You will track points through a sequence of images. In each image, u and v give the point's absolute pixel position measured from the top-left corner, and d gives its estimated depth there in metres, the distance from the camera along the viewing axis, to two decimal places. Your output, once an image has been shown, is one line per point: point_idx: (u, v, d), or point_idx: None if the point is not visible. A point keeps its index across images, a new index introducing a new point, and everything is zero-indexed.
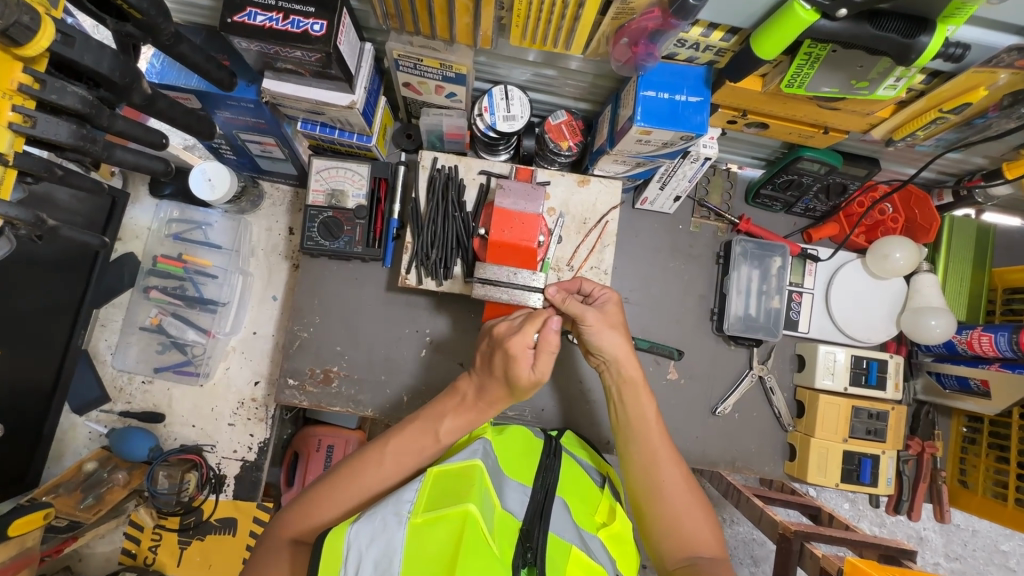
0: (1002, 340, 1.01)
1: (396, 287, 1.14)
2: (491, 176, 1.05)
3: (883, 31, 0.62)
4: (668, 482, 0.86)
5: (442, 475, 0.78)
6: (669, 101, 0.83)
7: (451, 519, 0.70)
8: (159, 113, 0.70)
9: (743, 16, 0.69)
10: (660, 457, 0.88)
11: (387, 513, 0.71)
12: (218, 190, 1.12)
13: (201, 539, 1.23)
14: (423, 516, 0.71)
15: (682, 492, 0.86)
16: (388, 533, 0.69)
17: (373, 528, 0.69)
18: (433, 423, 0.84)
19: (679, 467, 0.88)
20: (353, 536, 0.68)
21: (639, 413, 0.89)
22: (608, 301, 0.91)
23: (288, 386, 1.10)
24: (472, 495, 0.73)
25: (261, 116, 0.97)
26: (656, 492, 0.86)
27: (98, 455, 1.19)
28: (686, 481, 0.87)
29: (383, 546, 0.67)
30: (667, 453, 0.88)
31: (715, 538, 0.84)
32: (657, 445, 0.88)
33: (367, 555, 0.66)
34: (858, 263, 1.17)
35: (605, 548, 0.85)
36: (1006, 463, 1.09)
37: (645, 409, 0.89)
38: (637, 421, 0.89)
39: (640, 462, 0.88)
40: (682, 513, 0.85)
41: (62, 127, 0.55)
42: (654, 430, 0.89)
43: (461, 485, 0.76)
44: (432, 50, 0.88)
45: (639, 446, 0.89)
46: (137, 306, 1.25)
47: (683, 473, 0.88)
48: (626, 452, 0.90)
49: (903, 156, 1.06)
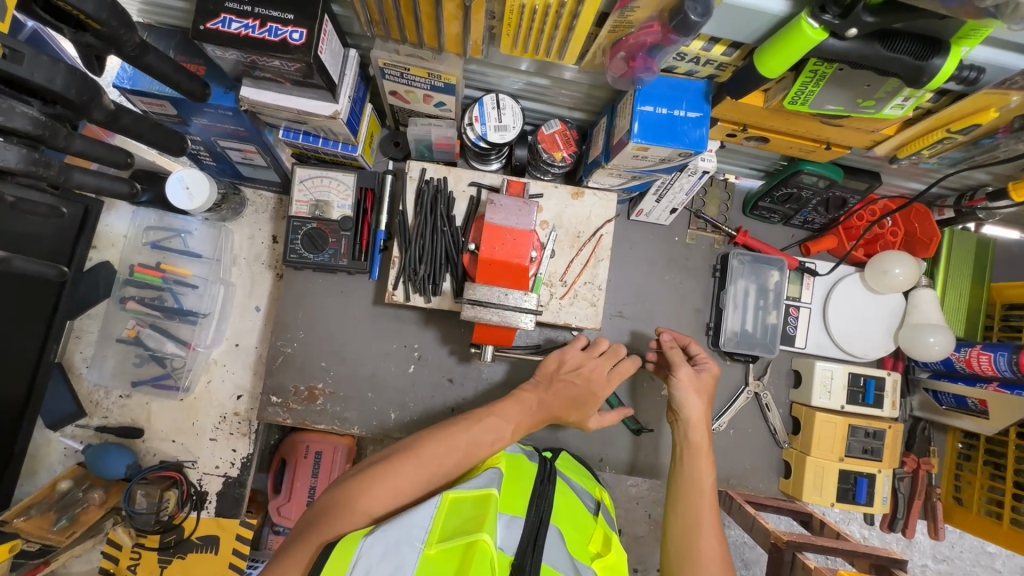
0: (1001, 359, 0.99)
1: (383, 301, 1.10)
2: (481, 188, 1.01)
3: (894, 52, 0.59)
4: (704, 551, 0.81)
5: (458, 502, 0.75)
6: (667, 115, 0.79)
7: (465, 549, 0.67)
8: (125, 128, 0.66)
9: (748, 32, 0.66)
10: (705, 528, 0.83)
11: (402, 535, 0.68)
12: (196, 199, 1.07)
13: (182, 557, 1.19)
14: (436, 547, 0.68)
15: (712, 568, 0.79)
16: (399, 555, 0.66)
17: (386, 545, 0.66)
18: (500, 425, 0.90)
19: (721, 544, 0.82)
20: (365, 548, 0.66)
21: (696, 473, 0.88)
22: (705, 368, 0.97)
23: (271, 404, 1.07)
24: (486, 525, 0.70)
25: (240, 124, 0.92)
26: (689, 560, 0.81)
27: (73, 473, 1.15)
28: (724, 554, 0.81)
29: (395, 565, 0.65)
30: (710, 522, 0.84)
31: None
32: (705, 514, 0.85)
33: (377, 571, 0.64)
34: (855, 278, 1.15)
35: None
36: (1001, 481, 1.08)
37: (702, 471, 0.89)
38: (689, 485, 0.88)
39: (679, 526, 0.84)
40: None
41: (10, 151, 0.50)
42: (708, 493, 0.87)
43: (475, 514, 0.73)
44: (419, 59, 0.84)
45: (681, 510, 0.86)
46: (113, 318, 1.20)
47: (723, 545, 0.82)
48: (671, 512, 0.87)
49: (906, 171, 1.03)
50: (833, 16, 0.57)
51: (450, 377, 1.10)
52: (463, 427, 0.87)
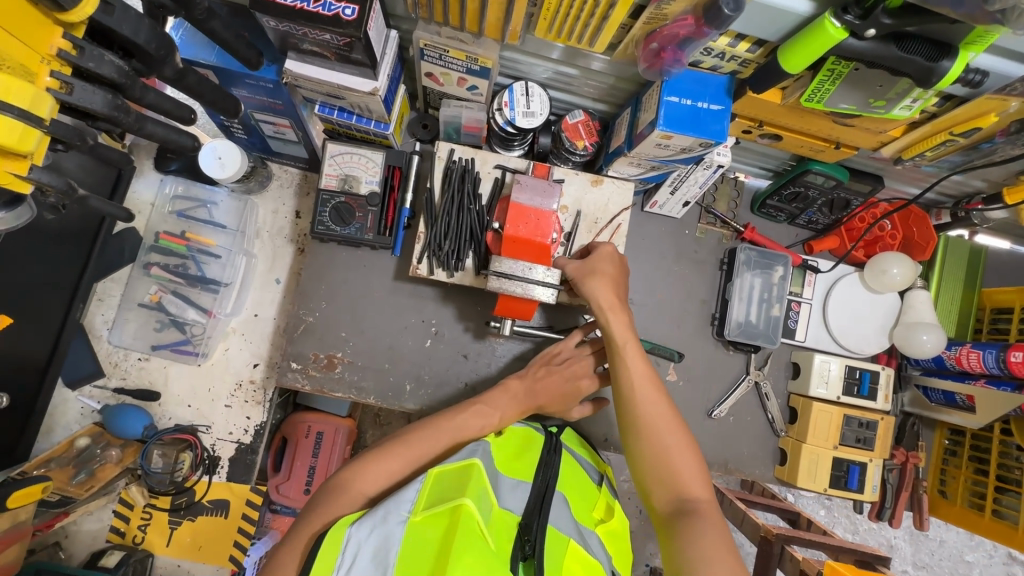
0: (989, 357, 1.06)
1: (404, 277, 1.14)
2: (506, 171, 1.05)
3: (907, 53, 0.65)
4: (654, 426, 0.85)
5: (442, 475, 0.77)
6: (691, 107, 0.84)
7: (450, 514, 0.70)
8: (188, 87, 0.69)
9: (773, 29, 0.71)
10: (665, 426, 0.85)
11: (388, 509, 0.70)
12: (228, 168, 1.11)
13: (192, 520, 1.21)
14: (421, 514, 0.70)
15: (682, 458, 0.83)
16: (386, 528, 0.68)
17: (372, 523, 0.68)
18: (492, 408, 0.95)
19: (683, 432, 0.85)
20: (353, 532, 0.67)
21: (641, 377, 0.88)
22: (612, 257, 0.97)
23: (291, 369, 1.09)
24: (469, 492, 0.73)
25: (279, 97, 0.96)
26: (662, 463, 0.83)
27: (91, 432, 1.17)
28: (671, 422, 0.86)
29: (383, 537, 0.67)
30: (664, 420, 0.85)
31: (701, 480, 0.82)
32: (659, 410, 0.86)
33: (366, 548, 0.66)
34: (855, 277, 1.20)
35: (602, 542, 0.87)
36: (984, 475, 1.14)
37: (640, 372, 0.88)
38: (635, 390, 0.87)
39: (641, 427, 0.86)
40: (687, 475, 0.82)
41: (97, 96, 0.54)
42: (653, 390, 0.88)
43: (458, 484, 0.76)
44: (459, 42, 0.88)
45: (635, 411, 0.86)
46: (137, 283, 1.23)
47: (668, 414, 0.86)
48: (628, 419, 0.87)
49: (907, 175, 1.09)
50: (854, 17, 0.62)
51: (465, 353, 1.13)
52: (445, 418, 0.91)
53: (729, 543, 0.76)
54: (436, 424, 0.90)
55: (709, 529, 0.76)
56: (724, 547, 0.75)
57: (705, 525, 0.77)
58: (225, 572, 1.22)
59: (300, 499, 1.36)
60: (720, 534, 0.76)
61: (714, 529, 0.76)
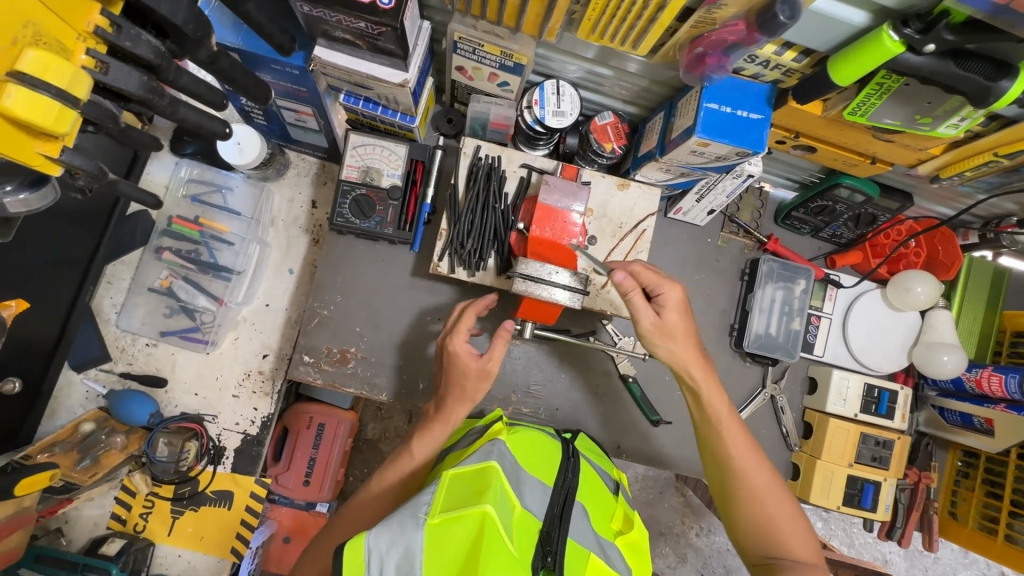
0: (1012, 382, 1.04)
1: (422, 273, 1.12)
2: (532, 170, 1.03)
3: (965, 72, 0.63)
4: (753, 485, 0.88)
5: (458, 476, 0.76)
6: (730, 115, 0.82)
7: (469, 521, 0.69)
8: (219, 71, 0.67)
9: (824, 40, 0.70)
10: (773, 489, 0.88)
11: (404, 517, 0.70)
12: (247, 154, 1.08)
13: (195, 509, 1.20)
14: (441, 517, 0.69)
15: (785, 516, 0.87)
16: (406, 537, 0.67)
17: (391, 531, 0.67)
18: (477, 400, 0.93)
19: (782, 490, 0.89)
20: (373, 542, 0.65)
21: (735, 440, 0.90)
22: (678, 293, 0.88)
23: (303, 362, 1.07)
24: (488, 497, 0.71)
25: (304, 84, 0.93)
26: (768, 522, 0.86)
27: (96, 416, 1.15)
28: (768, 479, 0.89)
29: (403, 549, 0.66)
30: (767, 483, 0.88)
31: (805, 537, 0.87)
32: (763, 474, 0.89)
33: (387, 561, 0.65)
34: (877, 294, 1.19)
35: (623, 555, 0.86)
36: (998, 500, 1.13)
37: (734, 435, 0.90)
38: (732, 455, 0.89)
39: (745, 489, 0.88)
40: (789, 533, 0.86)
41: (133, 76, 0.52)
42: (756, 454, 0.90)
43: (478, 485, 0.74)
44: (495, 37, 0.86)
45: (737, 474, 0.88)
46: (148, 267, 1.21)
47: (766, 471, 0.89)
48: (727, 480, 0.89)
49: (936, 193, 1.08)
50: (914, 30, 0.61)
51: None
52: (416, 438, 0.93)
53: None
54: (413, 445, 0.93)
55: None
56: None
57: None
58: (225, 565, 1.20)
59: (299, 490, 1.35)
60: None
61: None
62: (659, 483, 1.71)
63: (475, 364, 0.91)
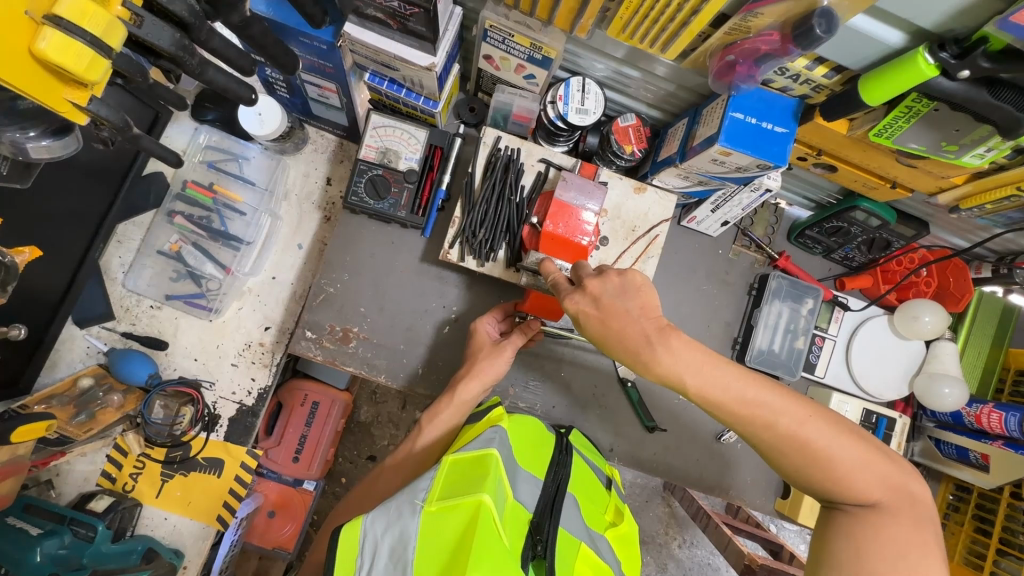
0: (1012, 420, 1.04)
1: (431, 259, 1.12)
2: (550, 166, 1.03)
3: (998, 101, 0.63)
4: (781, 429, 0.71)
5: (458, 463, 0.77)
6: (755, 126, 0.81)
7: (465, 509, 0.69)
8: (249, 37, 0.67)
9: (858, 57, 0.69)
10: (808, 434, 0.70)
11: (402, 502, 0.70)
12: (267, 126, 1.08)
13: (184, 475, 1.20)
14: (437, 505, 0.70)
15: (833, 451, 0.70)
16: (402, 522, 0.68)
17: (388, 517, 0.69)
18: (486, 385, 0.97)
19: (819, 419, 0.71)
20: (369, 525, 0.68)
21: (734, 392, 0.71)
22: (629, 280, 0.74)
23: (304, 338, 1.07)
24: (487, 486, 0.72)
25: (331, 60, 0.92)
26: (818, 471, 0.71)
27: (95, 372, 1.15)
28: (796, 411, 0.71)
29: (399, 534, 0.67)
30: (795, 421, 0.70)
31: (865, 466, 0.70)
32: (790, 416, 0.71)
33: (382, 544, 0.67)
34: (884, 320, 1.18)
35: (612, 546, 0.91)
36: (986, 536, 1.13)
37: (733, 384, 0.71)
38: (742, 406, 0.71)
39: (776, 443, 0.72)
40: (843, 473, 0.70)
41: (165, 32, 0.52)
42: (773, 395, 0.71)
43: (475, 474, 0.75)
44: (526, 28, 0.86)
45: (759, 427, 0.71)
46: (158, 229, 1.21)
47: (790, 403, 0.71)
48: (751, 435, 0.73)
49: (952, 223, 1.08)
50: (950, 55, 0.61)
51: None
52: (426, 420, 0.96)
53: (926, 535, 0.67)
54: (425, 426, 0.96)
55: (895, 533, 0.67)
56: (920, 547, 0.66)
57: (891, 525, 0.68)
58: (210, 532, 1.20)
59: (288, 465, 1.36)
60: (911, 530, 0.68)
61: (902, 527, 0.67)
62: (647, 491, 1.71)
63: (491, 342, 1.00)
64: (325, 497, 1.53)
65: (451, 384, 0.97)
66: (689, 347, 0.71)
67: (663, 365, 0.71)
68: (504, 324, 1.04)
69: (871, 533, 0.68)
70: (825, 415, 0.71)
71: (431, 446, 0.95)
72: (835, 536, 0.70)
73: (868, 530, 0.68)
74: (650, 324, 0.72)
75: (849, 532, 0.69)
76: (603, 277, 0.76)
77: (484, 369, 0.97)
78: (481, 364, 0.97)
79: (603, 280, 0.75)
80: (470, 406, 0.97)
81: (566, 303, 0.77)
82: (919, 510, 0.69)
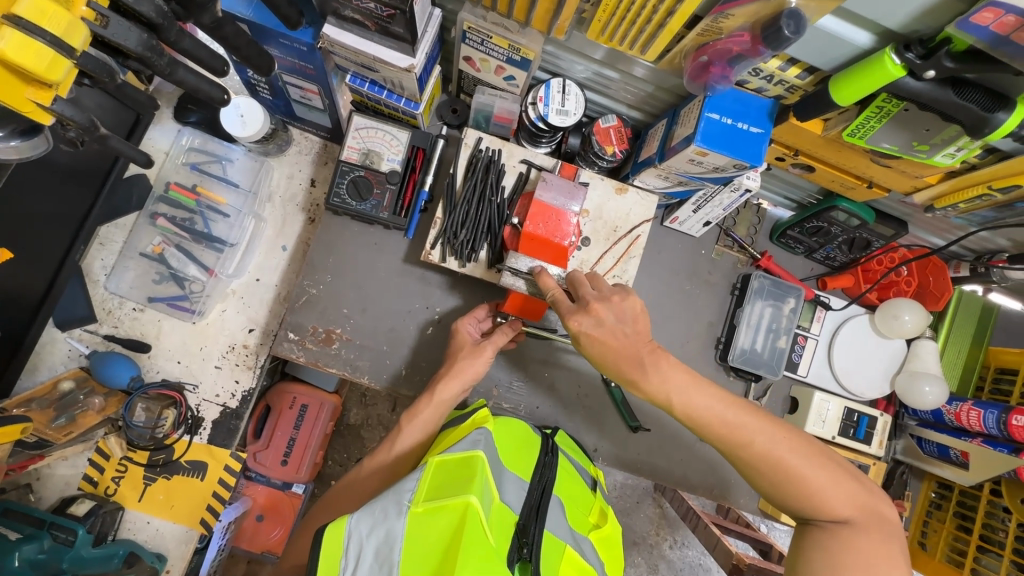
0: (990, 417, 1.05)
1: (414, 260, 1.12)
2: (532, 167, 1.03)
3: (964, 100, 0.64)
4: (756, 447, 0.73)
5: (443, 463, 0.77)
6: (730, 126, 0.82)
7: (452, 510, 0.69)
8: (223, 38, 0.68)
9: (828, 58, 0.70)
10: (782, 454, 0.72)
11: (388, 503, 0.70)
12: (249, 127, 1.08)
13: (167, 477, 1.19)
14: (424, 506, 0.70)
15: (805, 471, 0.72)
16: (387, 523, 0.68)
17: (373, 518, 0.68)
18: (468, 384, 0.97)
19: (790, 440, 0.73)
20: (353, 526, 0.67)
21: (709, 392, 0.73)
22: (629, 306, 0.77)
23: (287, 339, 1.07)
24: (474, 488, 0.71)
25: (311, 62, 0.92)
26: (792, 491, 0.73)
27: (76, 375, 1.15)
28: (770, 433, 0.73)
29: (384, 536, 0.67)
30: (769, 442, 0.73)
31: (836, 486, 0.71)
32: (765, 437, 0.73)
33: (367, 545, 0.66)
34: (865, 319, 1.18)
35: (595, 547, 0.90)
36: (967, 533, 1.13)
37: (714, 406, 0.75)
38: (716, 421, 0.74)
39: (752, 463, 0.74)
40: (813, 491, 0.72)
41: (133, 33, 0.53)
42: (747, 415, 0.74)
43: (461, 476, 0.74)
44: (505, 30, 0.87)
45: (735, 445, 0.74)
46: (141, 231, 1.20)
47: (763, 425, 0.74)
48: (729, 454, 0.76)
49: (931, 223, 1.09)
50: (915, 56, 0.62)
51: None
52: (408, 421, 0.96)
53: (893, 551, 0.69)
54: (407, 428, 0.95)
55: (863, 550, 0.68)
56: (887, 561, 0.68)
57: (860, 539, 0.69)
58: (194, 535, 1.19)
59: (276, 469, 1.36)
60: (879, 547, 0.69)
61: (870, 542, 0.69)
62: (636, 491, 1.72)
63: (472, 342, 1.00)
64: (314, 499, 1.52)
65: (431, 385, 0.97)
66: (677, 368, 0.76)
67: (651, 385, 0.76)
68: (486, 325, 1.05)
69: (842, 547, 0.69)
70: (797, 436, 0.74)
71: (412, 449, 0.95)
72: (808, 550, 0.71)
73: (839, 544, 0.69)
74: (644, 346, 0.76)
75: (821, 546, 0.70)
76: (607, 303, 0.77)
77: (464, 369, 0.97)
78: (462, 364, 0.97)
79: (607, 304, 0.77)
80: (450, 406, 0.97)
81: (569, 323, 0.78)
82: (887, 528, 0.71)
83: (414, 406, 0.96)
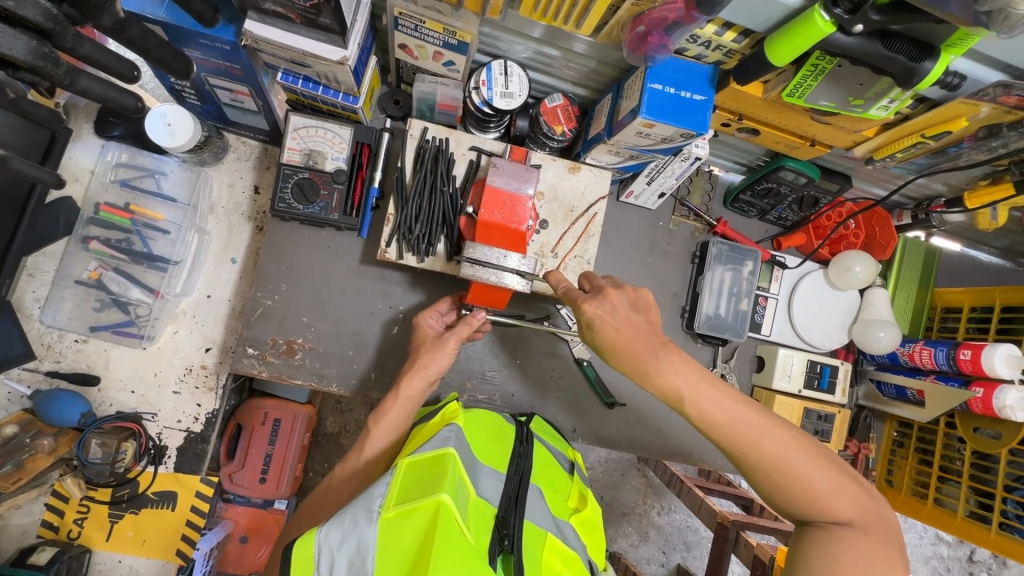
0: (941, 354, 1.10)
1: (371, 260, 1.08)
2: (481, 153, 1.01)
3: (891, 51, 0.65)
4: (765, 446, 0.72)
5: (414, 465, 0.75)
6: (674, 95, 0.82)
7: (425, 511, 0.67)
8: (128, 40, 0.64)
9: (762, 19, 0.70)
10: (788, 454, 0.72)
11: (357, 512, 0.68)
12: (179, 137, 1.01)
13: (135, 513, 1.14)
14: (395, 510, 0.68)
15: (812, 473, 0.71)
16: (358, 531, 0.66)
17: (343, 528, 0.66)
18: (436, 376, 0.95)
19: (799, 443, 0.73)
20: (323, 539, 0.65)
21: (681, 374, 0.75)
22: (642, 296, 0.81)
23: (247, 355, 1.02)
24: (446, 486, 0.70)
25: (237, 62, 0.87)
26: (796, 492, 0.72)
27: (19, 419, 1.08)
28: (778, 430, 0.73)
29: (356, 544, 0.65)
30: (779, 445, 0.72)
31: (844, 497, 0.71)
32: (773, 439, 0.73)
33: (340, 555, 0.64)
34: (819, 274, 1.22)
35: (577, 532, 0.90)
36: (928, 466, 1.19)
37: (722, 400, 0.75)
38: (721, 416, 0.74)
39: (757, 463, 0.73)
40: (819, 493, 0.71)
41: (20, 41, 0.49)
42: (753, 414, 0.74)
43: (432, 475, 0.73)
44: (437, 13, 0.84)
45: (742, 446, 0.73)
46: (74, 258, 1.13)
47: (771, 421, 0.74)
48: (733, 453, 0.75)
49: (873, 175, 1.13)
50: (843, 11, 0.62)
51: None
52: (374, 423, 0.93)
53: (889, 554, 0.69)
54: (373, 429, 0.93)
55: (861, 551, 0.69)
56: (882, 564, 0.69)
57: (858, 540, 0.70)
58: (171, 567, 1.15)
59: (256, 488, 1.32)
60: (876, 549, 0.69)
61: (868, 543, 0.70)
62: (621, 465, 1.74)
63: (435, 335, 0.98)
64: None
65: (396, 383, 0.95)
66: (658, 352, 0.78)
67: (665, 377, 0.75)
68: (450, 318, 1.03)
69: (840, 547, 0.69)
70: (805, 441, 0.73)
71: (380, 452, 0.93)
72: (805, 548, 0.71)
73: (838, 544, 0.70)
74: (657, 338, 0.77)
75: (821, 543, 0.70)
76: (620, 289, 0.81)
77: (427, 364, 0.94)
78: (425, 358, 0.94)
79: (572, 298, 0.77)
80: (416, 402, 0.94)
81: (584, 309, 0.79)
82: (885, 521, 0.71)
83: (382, 407, 0.94)
